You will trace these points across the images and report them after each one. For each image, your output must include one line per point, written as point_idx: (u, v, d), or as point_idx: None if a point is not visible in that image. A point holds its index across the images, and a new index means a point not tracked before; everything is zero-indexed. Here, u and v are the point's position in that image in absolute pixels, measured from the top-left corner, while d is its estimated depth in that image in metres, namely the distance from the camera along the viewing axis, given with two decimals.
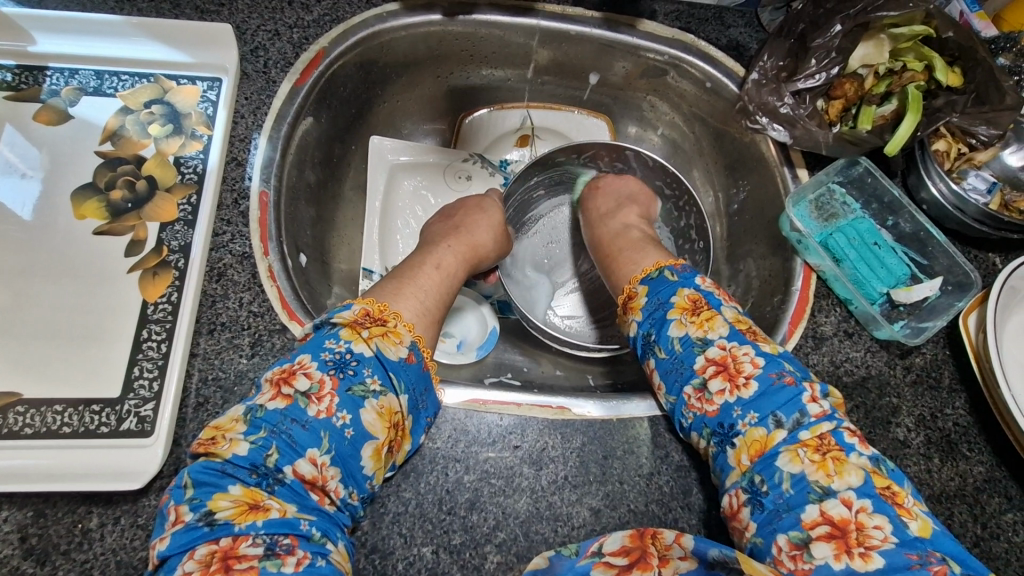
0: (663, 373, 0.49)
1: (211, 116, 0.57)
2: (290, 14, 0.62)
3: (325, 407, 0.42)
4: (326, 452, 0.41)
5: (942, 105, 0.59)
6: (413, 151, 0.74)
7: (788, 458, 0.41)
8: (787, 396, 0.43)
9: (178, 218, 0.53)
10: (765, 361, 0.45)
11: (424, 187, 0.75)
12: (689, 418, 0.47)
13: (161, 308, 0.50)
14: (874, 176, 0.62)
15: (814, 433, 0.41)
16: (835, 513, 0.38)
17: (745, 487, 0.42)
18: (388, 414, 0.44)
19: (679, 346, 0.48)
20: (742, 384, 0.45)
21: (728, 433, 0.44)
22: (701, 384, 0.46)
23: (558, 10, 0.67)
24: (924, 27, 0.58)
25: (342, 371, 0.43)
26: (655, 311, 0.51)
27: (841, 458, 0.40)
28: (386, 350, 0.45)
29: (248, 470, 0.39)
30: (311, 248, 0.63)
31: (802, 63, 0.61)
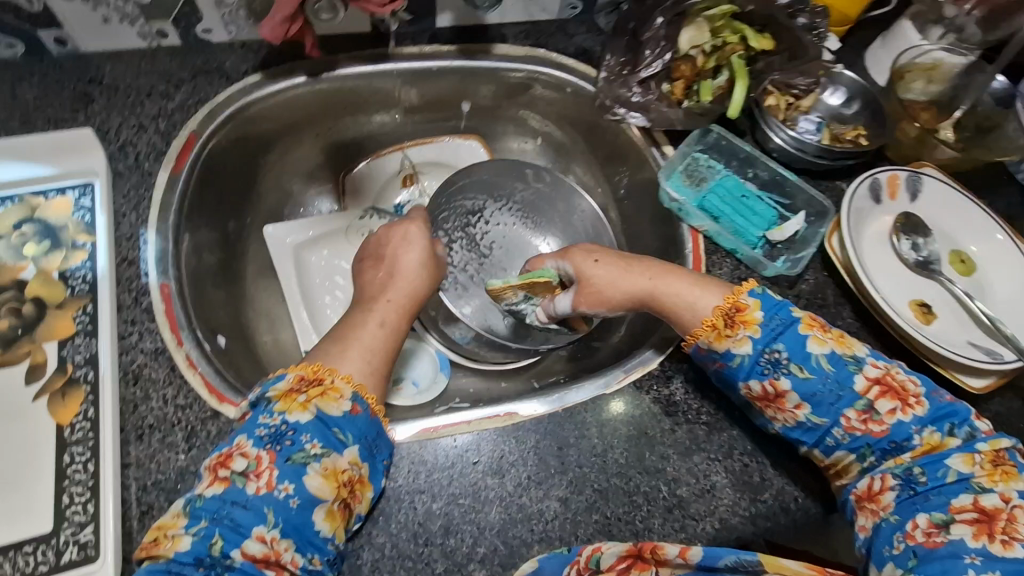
0: (808, 394, 0.51)
1: (90, 222, 0.56)
2: (153, 107, 0.63)
3: (265, 482, 0.43)
4: (274, 527, 0.42)
5: (763, 66, 0.69)
6: (311, 225, 0.74)
7: (960, 460, 0.47)
8: (959, 412, 0.50)
9: (77, 332, 0.51)
10: (922, 381, 0.51)
11: (332, 255, 0.75)
12: (840, 438, 0.51)
13: (79, 426, 0.47)
14: (727, 139, 0.69)
15: (991, 447, 0.48)
16: (989, 504, 0.45)
17: (897, 474, 0.49)
18: (334, 475, 0.44)
19: (828, 364, 0.51)
20: (912, 402, 0.50)
21: (901, 447, 0.49)
22: (867, 405, 0.50)
23: (415, 50, 0.72)
24: (729, 5, 0.66)
25: (280, 443, 0.44)
26: (779, 329, 0.52)
27: (1009, 472, 0.46)
28: (328, 410, 0.46)
29: (194, 564, 0.40)
30: (229, 329, 0.62)
31: (640, 55, 0.69)
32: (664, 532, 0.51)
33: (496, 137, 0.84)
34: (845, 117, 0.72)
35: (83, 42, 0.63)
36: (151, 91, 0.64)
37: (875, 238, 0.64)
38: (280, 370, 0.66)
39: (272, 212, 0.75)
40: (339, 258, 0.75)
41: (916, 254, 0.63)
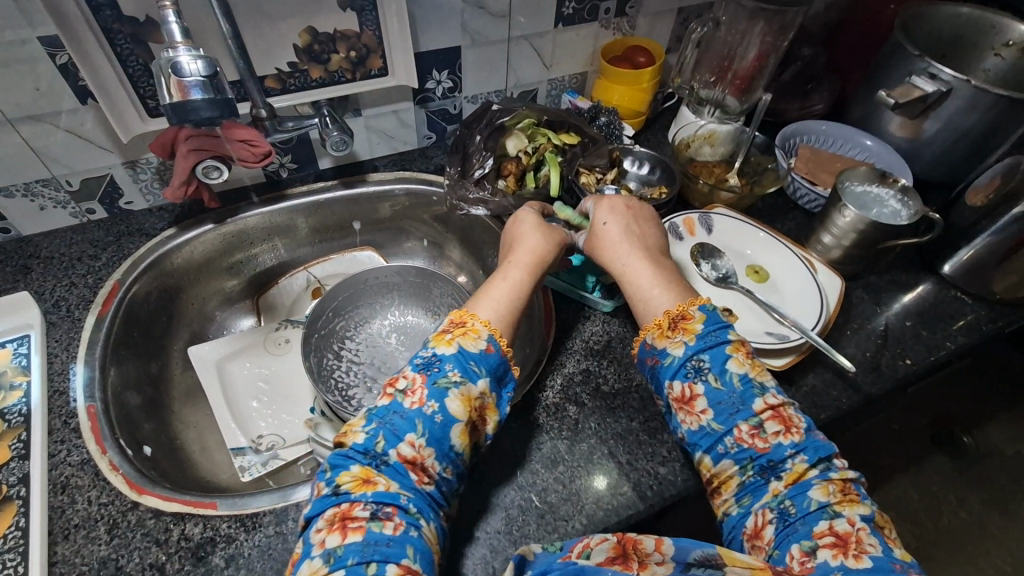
0: (714, 400, 0.56)
1: (26, 364, 0.67)
2: (83, 267, 0.77)
3: (417, 399, 0.54)
4: (421, 436, 0.52)
5: (572, 156, 0.89)
6: (232, 342, 0.86)
7: (818, 489, 0.50)
8: (826, 443, 0.54)
9: (12, 456, 0.60)
10: (806, 420, 0.56)
11: (253, 364, 0.85)
12: (732, 448, 0.54)
13: (10, 536, 0.55)
14: (556, 211, 0.85)
15: (840, 476, 0.51)
16: (841, 527, 0.47)
17: (773, 507, 0.51)
18: (468, 400, 0.54)
19: (737, 382, 0.57)
20: (795, 431, 0.54)
21: (775, 468, 0.53)
22: (757, 422, 0.54)
23: (304, 189, 0.90)
24: (530, 118, 0.89)
25: (429, 369, 0.56)
26: (710, 343, 0.59)
27: (856, 500, 0.50)
28: (467, 346, 0.57)
29: (363, 454, 0.51)
30: (156, 441, 0.71)
31: (470, 164, 0.88)
32: (539, 535, 0.59)
33: (387, 245, 1.01)
34: (652, 182, 0.93)
35: (23, 227, 0.79)
36: (82, 256, 0.79)
37: (681, 270, 0.81)
38: (208, 471, 0.74)
39: (196, 338, 0.87)
40: (259, 365, 0.86)
41: (715, 273, 0.81)
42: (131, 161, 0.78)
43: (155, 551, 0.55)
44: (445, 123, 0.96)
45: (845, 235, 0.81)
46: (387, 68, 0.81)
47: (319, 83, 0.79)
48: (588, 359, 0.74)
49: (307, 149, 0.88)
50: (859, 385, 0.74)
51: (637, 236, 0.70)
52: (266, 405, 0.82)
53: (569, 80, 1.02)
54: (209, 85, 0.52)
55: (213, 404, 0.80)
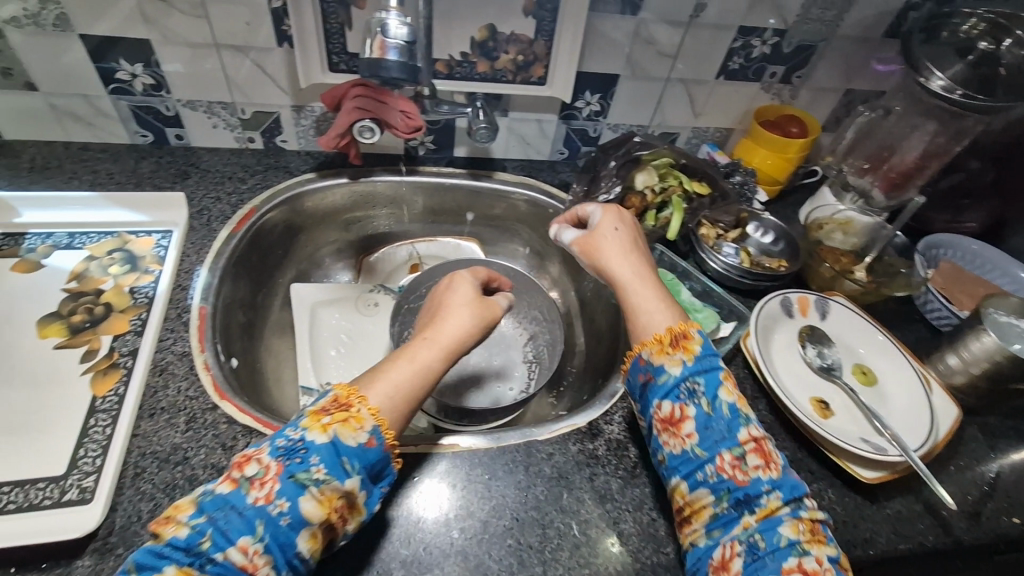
0: (702, 425, 0.55)
1: (162, 256, 0.74)
2: (231, 186, 0.85)
3: (264, 494, 0.46)
4: (260, 540, 0.44)
5: (698, 206, 0.87)
6: (329, 291, 0.91)
7: (789, 526, 0.50)
8: (795, 479, 0.54)
9: (129, 330, 0.66)
10: (784, 460, 0.56)
11: (340, 315, 0.89)
12: (710, 475, 0.53)
13: (108, 399, 0.60)
14: (668, 255, 0.86)
15: (810, 516, 0.51)
16: (811, 565, 0.48)
17: (741, 539, 0.50)
18: (329, 500, 0.47)
19: (727, 411, 0.55)
20: (772, 466, 0.53)
21: (750, 502, 0.51)
22: (740, 453, 0.53)
23: (434, 170, 0.94)
24: (668, 159, 0.88)
25: (291, 457, 0.48)
26: (705, 366, 0.57)
27: (822, 539, 0.50)
28: (343, 437, 0.49)
29: (183, 551, 0.43)
30: (242, 357, 0.75)
31: (598, 186, 0.87)
32: (570, 564, 0.57)
33: (491, 242, 1.03)
34: (772, 252, 0.88)
35: (195, 139, 0.88)
36: (233, 177, 0.86)
37: (784, 344, 0.76)
38: (275, 400, 0.77)
39: (299, 277, 0.93)
40: (345, 318, 0.89)
41: (820, 360, 0.75)
42: (299, 105, 0.85)
43: (220, 454, 0.58)
44: (581, 143, 0.98)
45: (976, 362, 0.73)
46: (546, 77, 0.85)
47: (481, 77, 0.84)
48: None
49: (449, 134, 0.92)
50: (953, 528, 0.66)
51: (640, 250, 0.69)
52: (341, 357, 0.84)
53: (712, 132, 1.01)
54: (405, 49, 0.57)
55: (297, 341, 0.85)
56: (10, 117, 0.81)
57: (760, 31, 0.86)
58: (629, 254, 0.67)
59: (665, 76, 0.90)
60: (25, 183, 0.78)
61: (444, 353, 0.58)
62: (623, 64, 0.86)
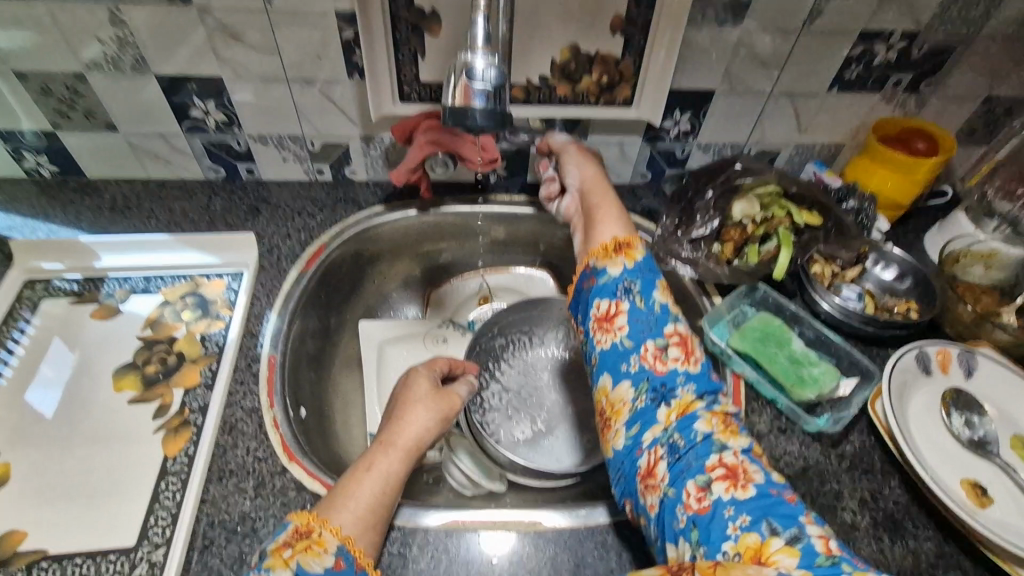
0: (634, 318, 0.54)
1: (233, 300, 0.72)
2: (300, 222, 0.82)
3: None
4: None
5: (809, 239, 0.76)
6: (397, 327, 0.86)
7: (703, 421, 0.47)
8: (710, 379, 0.52)
9: (199, 383, 0.64)
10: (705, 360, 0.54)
11: (408, 355, 0.84)
12: (635, 365, 0.52)
13: (179, 460, 0.58)
14: (773, 296, 0.74)
15: (722, 409, 0.49)
16: (730, 459, 0.45)
17: (664, 441, 0.47)
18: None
19: (658, 308, 0.55)
20: (692, 360, 0.52)
21: (666, 392, 0.50)
22: (663, 345, 0.52)
23: (506, 198, 0.88)
24: (775, 186, 0.77)
25: None
26: (645, 272, 0.57)
27: (737, 431, 0.48)
28: (308, 565, 0.44)
29: None
30: (310, 405, 0.72)
31: (693, 219, 0.79)
32: None
33: (565, 273, 0.96)
34: (897, 292, 0.76)
35: (265, 172, 0.86)
36: (302, 212, 0.84)
37: (922, 409, 0.63)
38: (343, 450, 0.74)
39: (367, 313, 0.89)
40: (412, 358, 0.84)
41: (969, 432, 0.62)
42: (368, 136, 0.81)
43: None
44: (667, 166, 0.89)
45: None
46: (633, 98, 0.77)
47: (560, 101, 0.76)
48: None
49: (523, 160, 0.86)
50: None
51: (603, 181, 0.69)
52: None
53: (819, 149, 0.89)
54: (492, 94, 0.50)
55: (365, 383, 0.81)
56: (94, 158, 0.83)
57: (886, 34, 0.73)
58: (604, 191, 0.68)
59: (768, 89, 0.79)
60: (107, 225, 0.79)
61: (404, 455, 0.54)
62: (720, 79, 0.77)
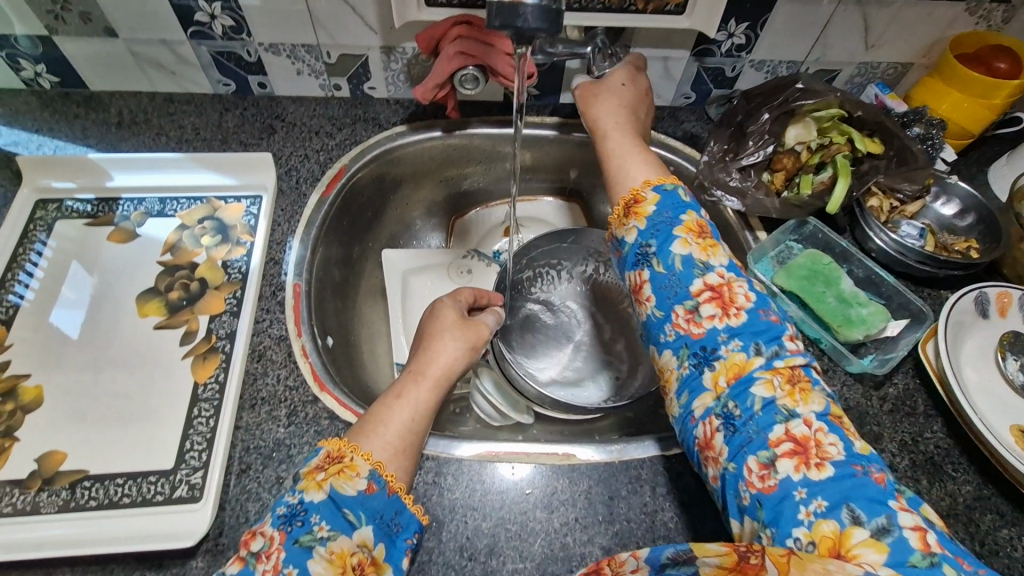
0: (658, 284, 0.52)
1: (253, 225, 0.69)
2: (318, 142, 0.77)
3: (271, 566, 0.39)
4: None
5: (868, 169, 0.70)
6: (421, 257, 0.83)
7: (762, 385, 0.45)
8: (770, 330, 0.48)
9: (225, 310, 0.62)
10: (757, 298, 0.50)
11: (435, 286, 0.82)
12: (671, 334, 0.51)
13: (210, 387, 0.57)
14: (824, 232, 0.70)
15: (787, 364, 0.46)
16: (798, 431, 0.42)
17: (718, 413, 0.46)
18: (340, 559, 0.40)
19: (679, 264, 0.52)
20: (733, 312, 0.49)
21: (710, 355, 0.48)
22: (694, 306, 0.50)
23: (537, 120, 0.81)
24: (838, 109, 0.69)
25: (291, 523, 0.41)
26: (660, 224, 0.54)
27: (807, 389, 0.45)
28: (341, 488, 0.43)
29: None
30: (337, 334, 0.71)
31: (742, 145, 0.72)
32: None
33: (595, 203, 0.91)
34: (956, 229, 0.71)
35: (278, 87, 0.80)
36: (319, 131, 0.78)
37: (976, 353, 0.60)
38: (370, 379, 0.73)
39: (389, 241, 0.86)
40: (440, 289, 0.82)
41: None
42: (389, 47, 0.74)
43: None
44: (713, 85, 0.81)
45: None
46: (686, 5, 0.69)
47: (604, 7, 0.68)
48: None
49: (557, 77, 0.79)
50: None
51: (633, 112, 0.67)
52: None
53: (884, 69, 0.80)
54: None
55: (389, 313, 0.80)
56: (95, 69, 0.77)
57: None
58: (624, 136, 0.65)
59: None
60: (115, 142, 0.74)
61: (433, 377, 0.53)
62: None
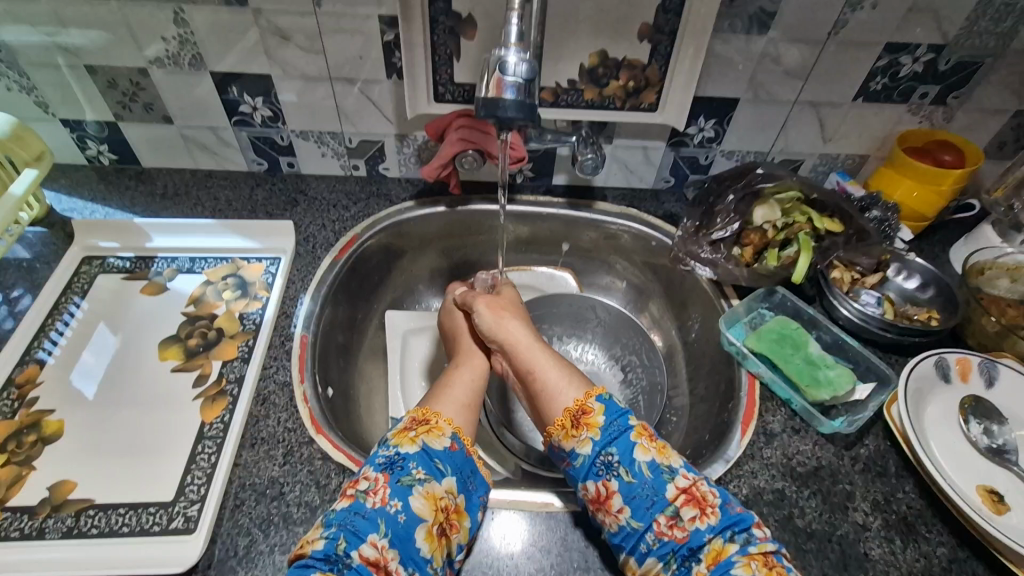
0: (628, 496, 0.53)
1: (270, 283, 0.77)
2: (335, 214, 0.87)
3: (379, 498, 0.49)
4: (385, 535, 0.47)
5: (829, 244, 0.76)
6: (422, 318, 0.90)
7: (742, 567, 0.48)
8: (741, 518, 0.51)
9: (237, 356, 0.68)
10: (720, 491, 0.54)
11: (433, 346, 0.88)
12: (653, 543, 0.52)
13: (216, 426, 0.62)
14: (792, 301, 0.76)
15: (760, 550, 0.49)
16: None
17: None
18: (434, 499, 0.50)
19: (648, 471, 0.54)
20: (709, 511, 0.52)
21: (694, 552, 0.51)
22: (673, 511, 0.52)
23: (531, 198, 0.91)
24: (796, 192, 0.78)
25: (392, 468, 0.51)
26: (615, 434, 0.56)
27: (784, 573, 0.48)
28: (432, 443, 0.54)
29: (324, 560, 0.45)
30: (338, 385, 0.76)
31: (712, 222, 0.81)
32: None
33: (585, 274, 0.98)
34: (918, 301, 0.77)
35: (305, 167, 0.91)
36: (337, 205, 0.88)
37: (939, 416, 0.63)
38: (366, 431, 0.77)
39: (393, 304, 0.92)
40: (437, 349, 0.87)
41: (988, 440, 0.61)
42: (403, 134, 0.86)
43: (314, 493, 0.57)
44: (689, 171, 0.91)
45: None
46: (658, 104, 0.79)
47: (587, 104, 0.79)
48: (786, 480, 0.61)
49: (550, 162, 0.89)
50: None
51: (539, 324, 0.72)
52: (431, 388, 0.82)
53: (843, 159, 0.90)
54: (522, 87, 0.55)
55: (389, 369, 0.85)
56: (149, 148, 0.89)
57: (911, 47, 0.74)
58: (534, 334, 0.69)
59: (792, 99, 0.81)
60: (158, 210, 0.85)
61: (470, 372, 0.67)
62: (744, 87, 0.79)
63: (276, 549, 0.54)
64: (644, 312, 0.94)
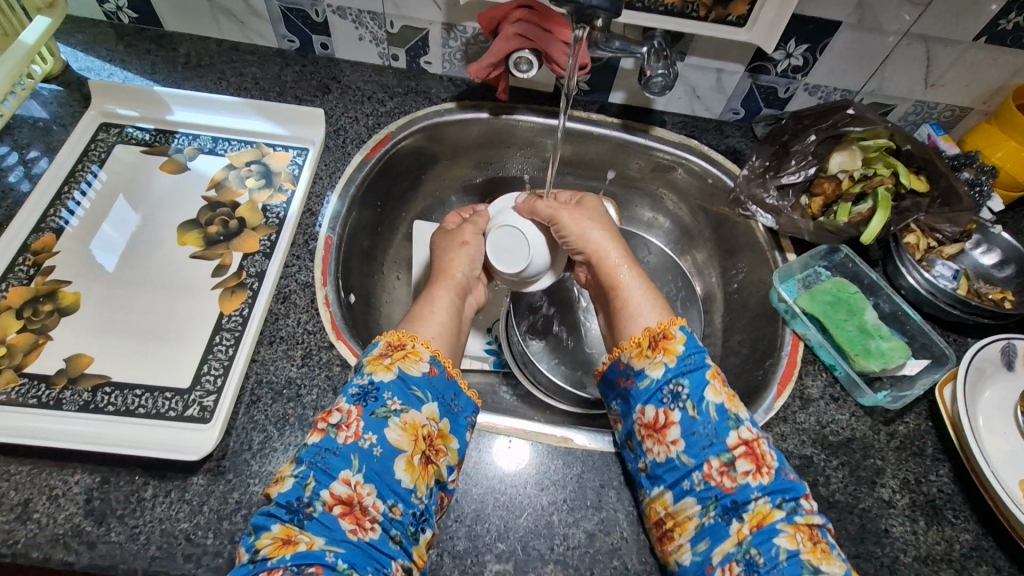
0: (687, 430, 0.51)
1: (296, 175, 0.72)
2: (369, 107, 0.80)
3: (352, 432, 0.47)
4: (358, 472, 0.46)
5: (909, 205, 0.69)
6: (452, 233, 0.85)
7: (786, 536, 0.46)
8: (791, 485, 0.49)
9: (258, 250, 0.65)
10: (778, 454, 0.51)
11: None
12: (698, 484, 0.50)
13: (233, 319, 0.59)
14: (854, 262, 0.70)
15: (806, 521, 0.47)
16: None
17: (740, 558, 0.46)
18: (413, 428, 0.49)
19: (714, 412, 0.51)
20: (765, 471, 0.49)
21: (737, 508, 0.48)
22: (729, 459, 0.50)
23: (584, 115, 0.82)
24: (886, 141, 0.69)
25: (366, 399, 0.49)
26: (691, 367, 0.54)
27: (828, 550, 0.46)
28: (409, 369, 0.51)
29: (285, 507, 0.44)
30: (360, 292, 0.73)
31: (785, 163, 0.73)
32: None
33: (628, 207, 0.91)
34: (993, 279, 0.70)
35: (340, 50, 0.83)
36: (371, 97, 0.81)
37: (995, 403, 0.59)
38: None
39: (422, 213, 0.87)
40: None
41: None
42: (450, 24, 0.76)
43: (330, 399, 0.56)
44: (763, 104, 0.81)
45: None
46: (747, 18, 0.69)
47: (666, 10, 0.69)
48: (816, 447, 0.59)
49: (610, 75, 0.79)
50: None
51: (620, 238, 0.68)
52: None
53: (941, 110, 0.79)
54: None
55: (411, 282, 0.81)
56: (172, 9, 0.80)
57: None
58: (613, 237, 0.67)
59: (903, 29, 0.69)
60: (180, 81, 0.78)
61: (453, 290, 0.63)
62: (851, 8, 0.68)
63: (289, 449, 0.53)
64: (686, 254, 0.88)
